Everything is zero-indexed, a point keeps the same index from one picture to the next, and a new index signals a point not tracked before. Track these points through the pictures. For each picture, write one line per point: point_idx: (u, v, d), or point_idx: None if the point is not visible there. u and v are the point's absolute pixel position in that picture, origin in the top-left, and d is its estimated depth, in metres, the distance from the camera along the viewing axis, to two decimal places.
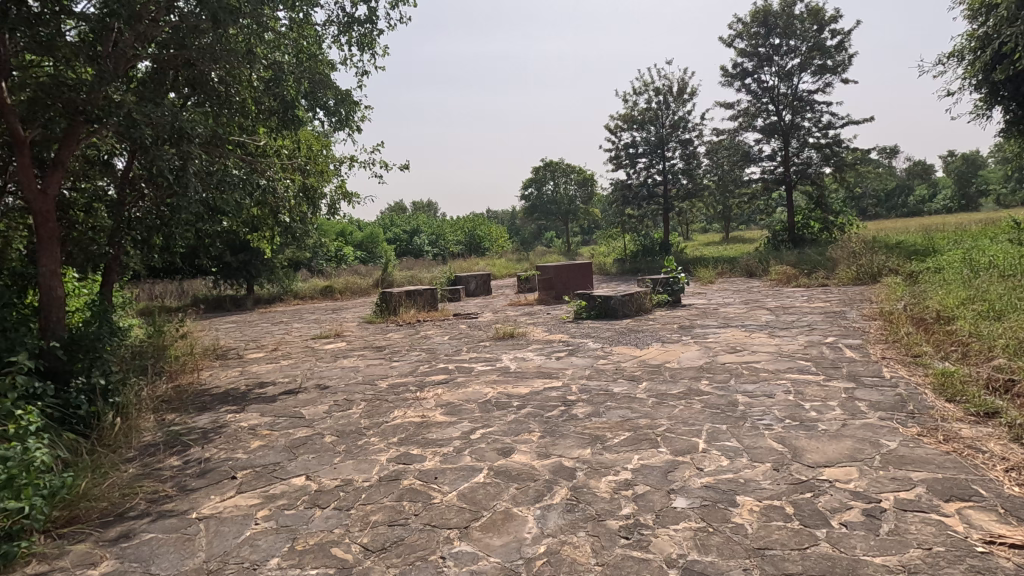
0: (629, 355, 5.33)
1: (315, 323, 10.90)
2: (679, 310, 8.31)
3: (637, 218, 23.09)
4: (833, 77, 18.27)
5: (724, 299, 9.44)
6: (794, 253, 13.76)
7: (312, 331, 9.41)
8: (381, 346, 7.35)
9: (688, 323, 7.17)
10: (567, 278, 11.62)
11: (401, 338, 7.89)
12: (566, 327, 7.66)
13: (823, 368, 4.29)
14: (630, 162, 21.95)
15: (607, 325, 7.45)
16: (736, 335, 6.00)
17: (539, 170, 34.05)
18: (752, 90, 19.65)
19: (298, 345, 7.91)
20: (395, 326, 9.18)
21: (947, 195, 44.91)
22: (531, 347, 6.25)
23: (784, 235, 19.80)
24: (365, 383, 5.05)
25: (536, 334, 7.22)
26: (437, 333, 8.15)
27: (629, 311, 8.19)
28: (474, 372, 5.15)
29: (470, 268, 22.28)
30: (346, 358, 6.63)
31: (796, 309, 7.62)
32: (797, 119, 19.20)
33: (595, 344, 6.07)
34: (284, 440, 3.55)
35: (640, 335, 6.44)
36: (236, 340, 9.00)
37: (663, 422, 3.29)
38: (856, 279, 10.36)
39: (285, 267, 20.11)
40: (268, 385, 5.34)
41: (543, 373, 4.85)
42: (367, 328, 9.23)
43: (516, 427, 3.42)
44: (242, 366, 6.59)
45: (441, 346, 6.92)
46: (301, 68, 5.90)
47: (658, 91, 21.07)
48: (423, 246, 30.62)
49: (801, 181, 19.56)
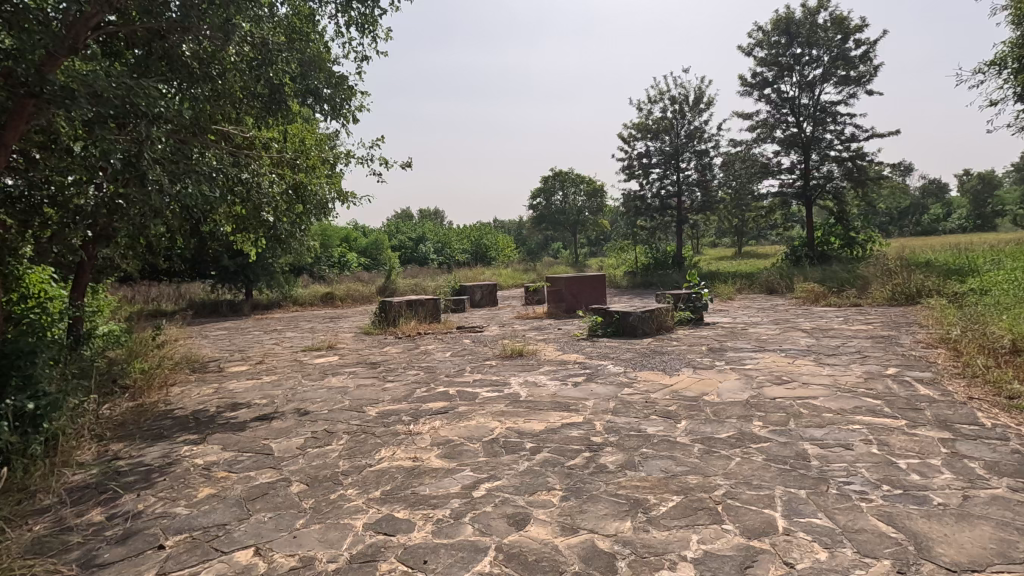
0: (658, 383, 4.61)
1: (309, 332, 10.23)
2: (704, 330, 7.60)
3: (649, 230, 22.43)
4: (857, 88, 17.63)
5: (750, 317, 8.71)
6: (818, 270, 13.02)
7: (304, 342, 8.74)
8: (375, 362, 6.64)
9: (717, 344, 6.44)
10: (578, 292, 10.92)
11: (399, 353, 7.18)
12: (581, 345, 6.95)
13: (900, 408, 3.57)
14: (643, 172, 21.34)
15: (626, 344, 6.74)
16: (777, 361, 5.28)
17: (548, 179, 33.44)
18: (771, 101, 19.04)
19: (286, 359, 7.22)
20: (393, 339, 8.49)
21: (963, 214, 44.00)
22: (544, 368, 5.54)
23: (803, 251, 19.03)
24: (352, 409, 4.35)
25: (548, 353, 6.51)
26: (438, 348, 7.43)
27: (650, 329, 7.48)
28: (479, 400, 4.45)
29: (475, 278, 21.65)
30: (336, 375, 5.94)
31: (835, 331, 6.89)
32: (818, 131, 18.54)
33: (615, 368, 5.36)
34: (240, 488, 2.85)
35: (666, 358, 5.73)
36: (222, 350, 8.33)
37: (721, 483, 2.56)
38: (890, 300, 9.62)
39: (285, 272, 19.53)
40: (241, 408, 4.64)
41: (560, 404, 4.14)
42: (363, 340, 8.54)
43: (531, 482, 2.71)
44: (220, 381, 5.91)
45: (442, 365, 6.21)
46: (294, 49, 5.30)
47: (673, 100, 20.50)
48: (428, 253, 30.02)
49: (821, 195, 18.87)
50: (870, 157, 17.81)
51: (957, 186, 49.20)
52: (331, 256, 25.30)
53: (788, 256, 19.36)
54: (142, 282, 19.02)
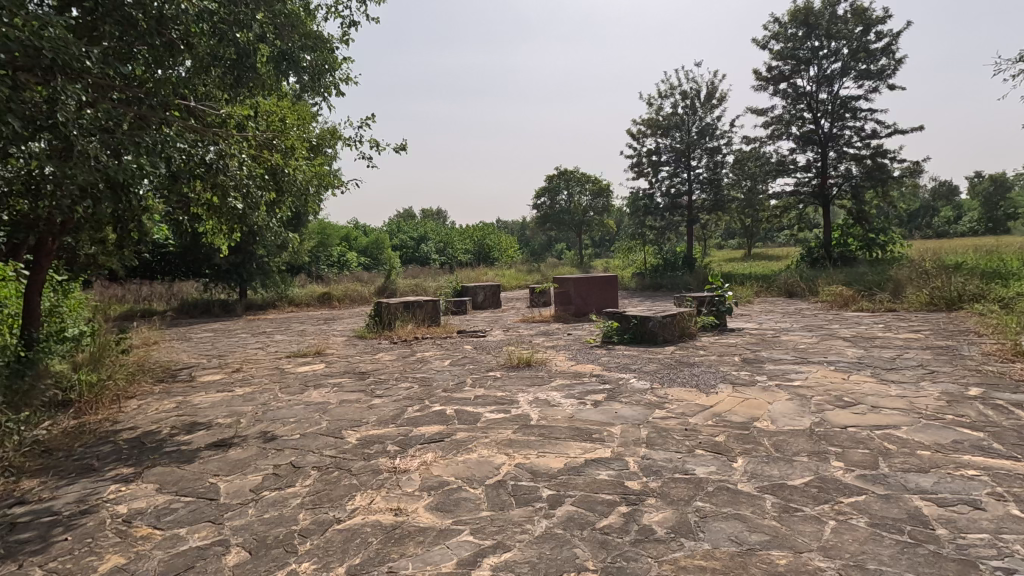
0: (696, 405, 3.86)
1: (298, 336, 9.51)
2: (731, 337, 6.85)
3: (658, 230, 21.69)
4: (878, 82, 16.86)
5: (778, 324, 7.96)
6: (842, 273, 12.27)
7: (291, 346, 8.02)
8: (365, 371, 5.90)
9: (750, 354, 5.69)
10: (587, 294, 10.19)
11: (393, 361, 6.45)
12: (595, 354, 6.20)
13: (1015, 445, 2.82)
14: (652, 170, 20.63)
15: (648, 354, 6.00)
16: (829, 376, 4.53)
17: (553, 178, 32.70)
18: (787, 96, 18.30)
19: (267, 366, 6.48)
20: (387, 345, 7.76)
21: (975, 217, 43.11)
22: (557, 382, 4.80)
23: (819, 253, 18.25)
24: (329, 433, 3.62)
25: (560, 362, 5.77)
26: (436, 356, 6.68)
27: (671, 335, 6.74)
28: (481, 423, 3.71)
29: (478, 279, 20.93)
30: (319, 387, 5.22)
31: (882, 340, 6.14)
32: (836, 127, 17.77)
33: (640, 383, 4.62)
34: (159, 558, 2.11)
35: (697, 371, 4.99)
36: (201, 355, 7.62)
37: (823, 566, 1.82)
38: (929, 304, 8.85)
39: (281, 272, 18.87)
40: (200, 429, 3.92)
41: (580, 431, 3.40)
42: (355, 346, 7.81)
43: (554, 557, 1.97)
44: (187, 394, 5.17)
45: (440, 376, 5.47)
46: (270, 8, 4.59)
47: (684, 95, 19.79)
48: (430, 253, 29.30)
49: (838, 195, 18.12)
50: (892, 155, 17.02)
51: (968, 188, 48.28)
52: (330, 256, 24.64)
53: (803, 258, 18.58)
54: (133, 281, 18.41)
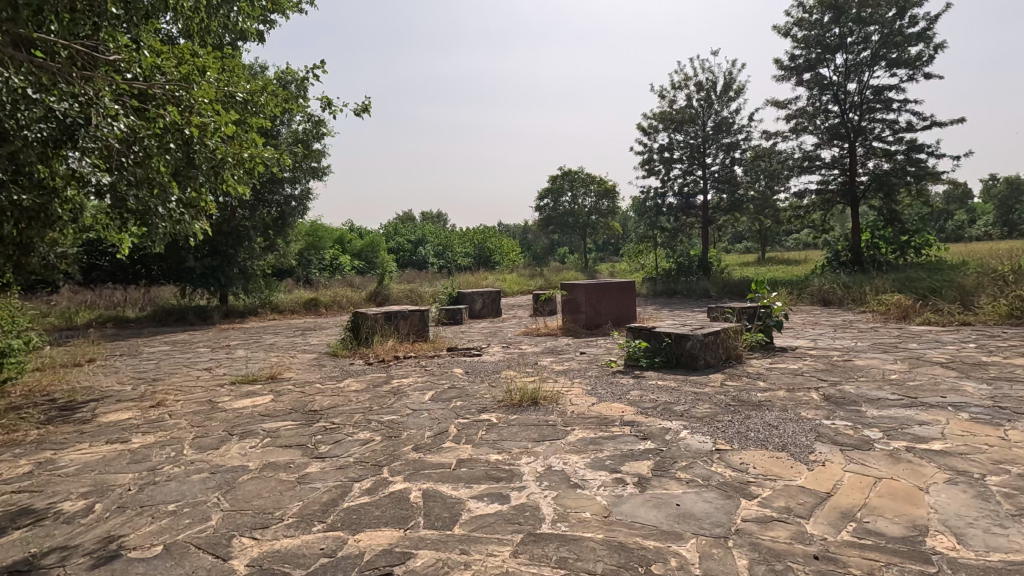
0: (805, 493, 2.42)
1: (262, 353, 8.09)
2: (791, 362, 5.42)
3: (670, 232, 20.32)
4: (912, 71, 15.48)
5: (838, 342, 6.52)
6: (885, 279, 10.85)
7: (245, 369, 6.59)
8: (318, 410, 4.45)
9: (832, 389, 4.25)
10: (600, 303, 8.77)
11: (360, 394, 5.00)
12: (623, 385, 4.77)
13: None
14: (664, 167, 19.27)
15: (691, 387, 4.58)
16: (976, 433, 3.10)
17: (557, 179, 31.39)
18: (811, 87, 16.92)
19: (198, 399, 5.04)
20: (359, 369, 6.31)
21: (990, 220, 41.50)
22: (576, 437, 3.38)
23: (847, 257, 16.79)
24: (209, 548, 2.19)
25: (578, 399, 4.34)
26: (417, 385, 5.24)
27: (713, 357, 5.34)
28: (462, 527, 2.28)
29: (477, 283, 19.55)
30: (246, 436, 3.78)
31: (996, 367, 4.70)
32: (866, 120, 16.37)
33: (699, 442, 3.18)
34: None
35: (772, 420, 3.56)
36: (131, 380, 6.20)
37: None
38: (1010, 316, 7.39)
39: (264, 276, 17.54)
40: (18, 527, 2.47)
41: (629, 556, 1.97)
42: (320, 369, 6.37)
43: None
44: (61, 446, 3.73)
45: (416, 419, 4.04)
46: None
47: (699, 87, 18.44)
48: (428, 256, 27.92)
49: (868, 194, 16.73)
50: (928, 151, 15.60)
51: (982, 190, 46.89)
52: (322, 258, 23.34)
53: (829, 262, 17.13)
54: (106, 288, 17.16)
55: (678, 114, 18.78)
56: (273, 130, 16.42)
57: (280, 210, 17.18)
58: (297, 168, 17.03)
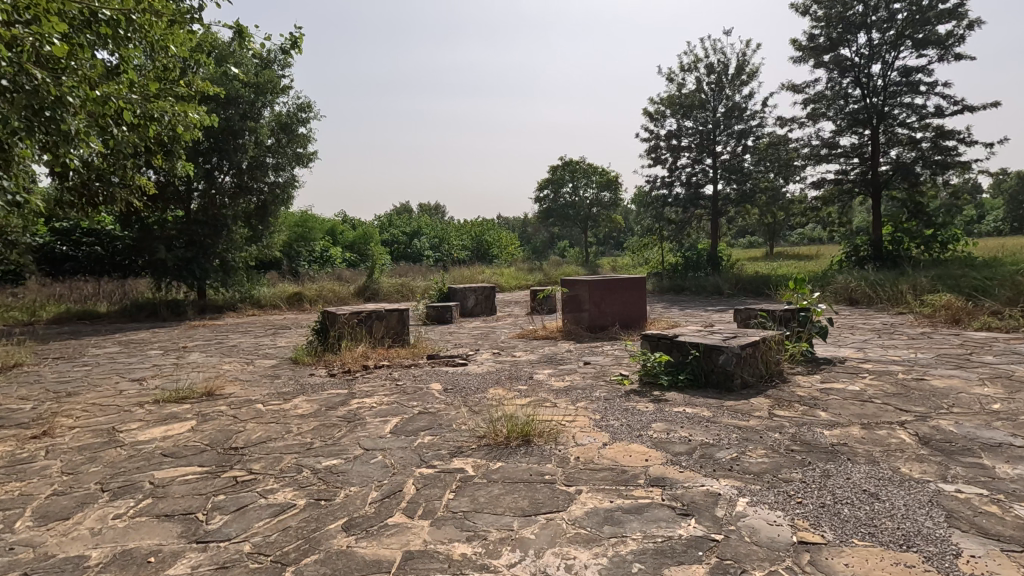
0: None
1: (217, 359, 7.01)
2: (847, 380, 4.37)
3: (677, 225, 19.19)
4: (941, 52, 14.34)
5: (893, 353, 5.45)
6: (921, 276, 9.78)
7: (184, 379, 5.48)
8: (240, 448, 3.37)
9: (923, 426, 3.19)
10: (606, 301, 7.70)
11: (305, 421, 3.91)
12: (642, 413, 3.70)
13: None
14: (671, 155, 18.13)
15: (731, 419, 3.51)
16: None
17: (557, 170, 30.12)
18: (830, 69, 15.77)
19: (98, 425, 3.95)
20: (317, 383, 5.23)
21: (1001, 215, 40.34)
22: (583, 511, 2.32)
23: (867, 253, 15.67)
24: None
25: (584, 435, 3.27)
26: (380, 409, 4.16)
27: (750, 374, 4.30)
28: None
29: (472, 277, 18.50)
30: (117, 495, 2.68)
31: None
32: (890, 105, 15.24)
33: (770, 526, 2.12)
34: None
35: (863, 480, 2.49)
36: (38, 395, 5.09)
37: None
38: None
39: (244, 268, 16.45)
40: None
41: None
42: (271, 383, 5.28)
43: None
44: None
45: (365, 466, 2.97)
46: None
47: (709, 69, 17.28)
48: (423, 249, 26.71)
49: (890, 184, 15.62)
50: (957, 138, 14.47)
51: (991, 186, 45.76)
52: (312, 250, 22.19)
53: (847, 257, 16.01)
54: (75, 281, 16.00)
55: (687, 99, 17.61)
56: (253, 112, 15.29)
57: (261, 198, 16.02)
58: (280, 154, 15.92)
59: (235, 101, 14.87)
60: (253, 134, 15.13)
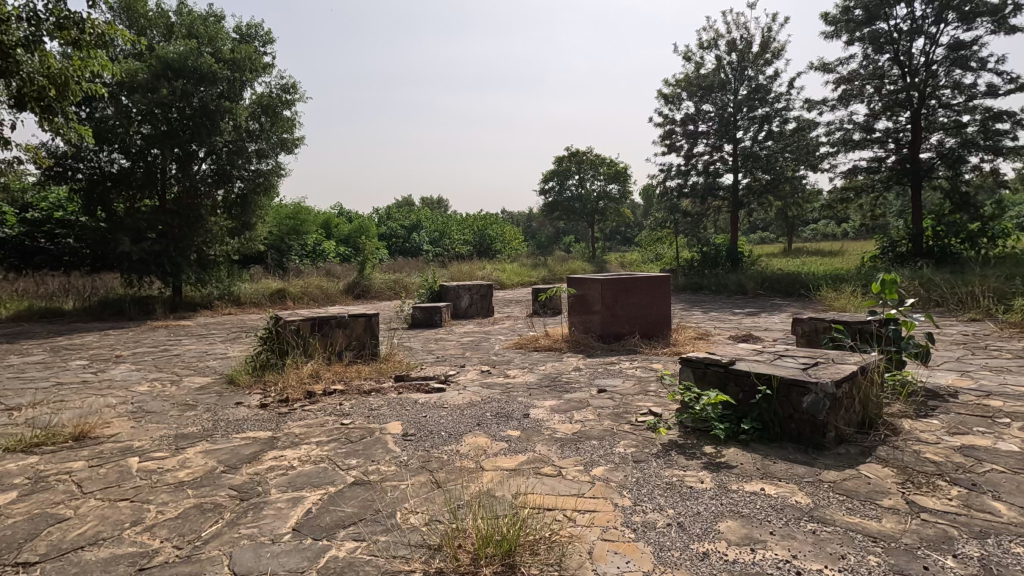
0: None
1: (142, 375, 5.64)
2: (988, 432, 2.98)
3: (693, 218, 17.72)
4: (993, 24, 12.79)
5: (1014, 381, 4.05)
6: (990, 275, 8.36)
7: (68, 408, 4.11)
8: (30, 568, 1.99)
9: None
10: (621, 306, 6.32)
11: (174, 498, 2.53)
12: (699, 499, 2.32)
13: None
14: (687, 142, 16.66)
15: (851, 518, 2.11)
16: None
17: (562, 161, 28.63)
18: (864, 46, 14.26)
19: None
20: (238, 418, 3.87)
21: None
22: None
23: (906, 248, 14.27)
24: None
25: (608, 558, 1.90)
26: (299, 477, 2.78)
27: (846, 424, 2.91)
28: None
29: (471, 273, 17.16)
30: None
31: None
32: (934, 85, 13.69)
33: None
34: None
35: None
36: None
37: None
38: None
39: (225, 263, 15.14)
40: None
41: None
42: (178, 418, 3.91)
43: None
44: None
45: None
46: None
47: (731, 46, 15.75)
48: (422, 244, 25.35)
49: (932, 173, 14.14)
50: (1010, 120, 12.97)
51: None
52: (303, 245, 20.83)
53: (883, 254, 14.62)
54: (41, 273, 14.56)
55: (705, 79, 16.14)
56: (232, 93, 13.76)
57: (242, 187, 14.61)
58: (263, 139, 14.49)
59: (210, 80, 13.23)
60: (231, 116, 13.49)
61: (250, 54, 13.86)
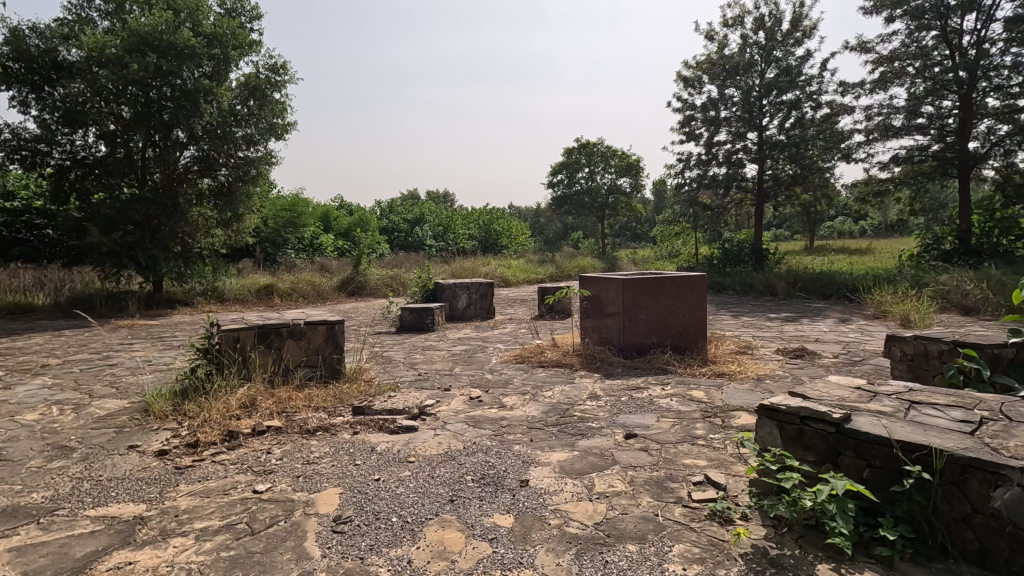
0: None
1: (48, 395, 4.49)
2: None
3: (713, 211, 16.38)
4: None
5: None
6: None
7: None
8: None
9: None
10: (647, 311, 5.14)
11: None
12: None
13: None
14: (709, 128, 15.35)
15: None
16: None
17: (572, 153, 27.35)
18: (908, 22, 12.90)
19: None
20: (116, 475, 2.71)
21: None
22: None
23: (952, 247, 12.91)
24: None
25: None
26: None
27: None
28: None
29: (474, 269, 16.01)
30: None
31: None
32: (987, 66, 12.30)
33: None
34: None
35: None
36: None
37: None
38: None
39: (209, 256, 14.05)
40: None
41: None
42: (34, 473, 2.77)
43: None
44: None
45: None
46: None
47: (759, 25, 14.42)
48: (424, 238, 24.21)
49: (981, 164, 12.76)
50: None
51: None
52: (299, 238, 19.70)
53: (924, 253, 13.28)
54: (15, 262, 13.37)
55: (729, 61, 14.84)
56: (217, 72, 12.35)
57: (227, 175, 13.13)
58: (251, 124, 13.01)
59: (190, 59, 11.75)
60: (213, 98, 12.03)
61: (234, 29, 12.66)
